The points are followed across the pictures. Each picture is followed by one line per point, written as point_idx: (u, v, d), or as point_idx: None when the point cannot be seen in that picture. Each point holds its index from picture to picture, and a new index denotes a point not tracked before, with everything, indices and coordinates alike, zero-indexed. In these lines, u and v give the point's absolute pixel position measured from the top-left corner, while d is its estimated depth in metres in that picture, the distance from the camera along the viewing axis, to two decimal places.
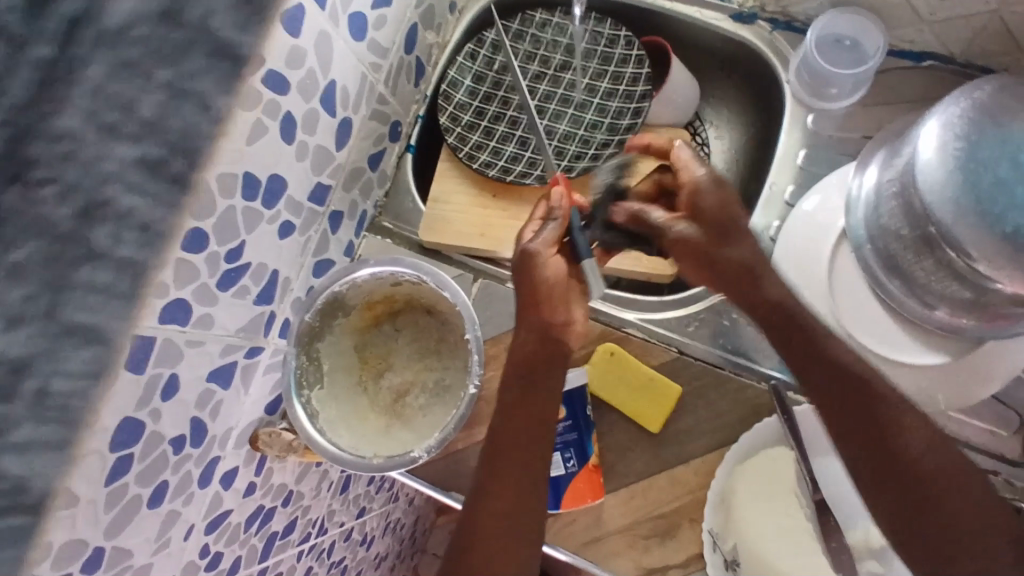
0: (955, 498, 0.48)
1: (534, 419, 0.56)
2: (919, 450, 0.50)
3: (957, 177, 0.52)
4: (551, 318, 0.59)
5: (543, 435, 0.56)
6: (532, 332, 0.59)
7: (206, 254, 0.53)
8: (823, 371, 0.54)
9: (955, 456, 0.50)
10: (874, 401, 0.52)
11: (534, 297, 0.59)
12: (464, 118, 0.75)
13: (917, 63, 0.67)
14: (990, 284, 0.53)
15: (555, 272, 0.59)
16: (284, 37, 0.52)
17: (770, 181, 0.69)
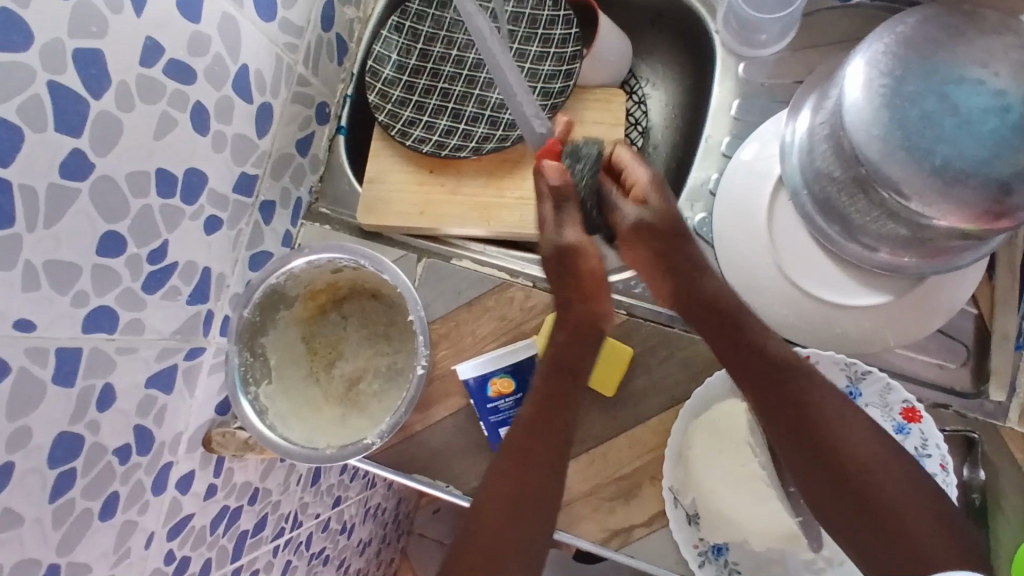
0: (855, 449, 0.52)
1: (544, 477, 0.57)
2: (822, 416, 0.54)
3: (885, 116, 0.52)
4: (598, 312, 0.60)
5: (561, 440, 0.58)
6: (567, 330, 0.60)
7: (125, 257, 0.51)
8: (744, 360, 0.56)
9: (856, 416, 0.54)
10: (786, 379, 0.55)
11: (587, 283, 0.60)
12: (394, 94, 0.73)
13: (844, 3, 0.66)
14: (925, 220, 0.52)
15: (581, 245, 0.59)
16: (181, 24, 0.50)
17: (706, 135, 0.69)
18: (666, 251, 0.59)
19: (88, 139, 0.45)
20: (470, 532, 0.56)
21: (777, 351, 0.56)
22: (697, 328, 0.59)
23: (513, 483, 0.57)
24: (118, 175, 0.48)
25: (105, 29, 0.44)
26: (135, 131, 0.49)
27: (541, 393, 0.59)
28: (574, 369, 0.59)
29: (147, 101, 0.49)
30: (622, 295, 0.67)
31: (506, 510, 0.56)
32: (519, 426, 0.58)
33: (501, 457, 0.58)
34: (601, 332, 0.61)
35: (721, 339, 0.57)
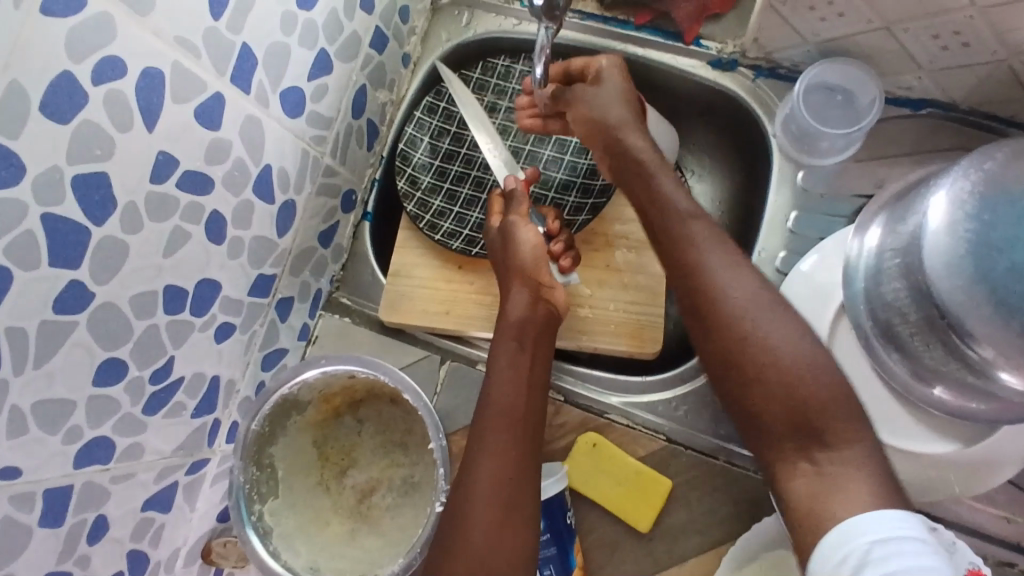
0: (847, 459, 0.45)
1: (523, 500, 0.49)
2: (795, 376, 0.47)
3: (968, 266, 0.47)
4: (538, 284, 0.58)
5: (528, 413, 0.53)
6: (525, 303, 0.57)
7: (125, 382, 0.47)
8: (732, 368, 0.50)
9: (850, 407, 0.47)
10: (745, 357, 0.49)
11: (515, 270, 0.59)
12: (424, 180, 0.69)
13: (915, 111, 0.60)
14: (995, 374, 0.48)
15: (532, 238, 0.59)
16: (199, 134, 0.46)
17: (759, 247, 0.63)
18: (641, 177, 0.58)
19: (87, 268, 0.41)
20: (445, 547, 0.47)
21: (763, 341, 0.48)
22: (700, 341, 0.52)
23: (494, 517, 0.48)
24: (121, 300, 0.45)
25: (110, 151, 0.41)
26: (143, 252, 0.45)
27: (502, 412, 0.52)
28: (531, 373, 0.54)
29: (157, 219, 0.45)
30: (662, 418, 0.62)
31: (484, 555, 0.46)
32: (489, 453, 0.50)
33: (475, 487, 0.49)
34: (554, 313, 0.58)
35: (718, 339, 0.50)
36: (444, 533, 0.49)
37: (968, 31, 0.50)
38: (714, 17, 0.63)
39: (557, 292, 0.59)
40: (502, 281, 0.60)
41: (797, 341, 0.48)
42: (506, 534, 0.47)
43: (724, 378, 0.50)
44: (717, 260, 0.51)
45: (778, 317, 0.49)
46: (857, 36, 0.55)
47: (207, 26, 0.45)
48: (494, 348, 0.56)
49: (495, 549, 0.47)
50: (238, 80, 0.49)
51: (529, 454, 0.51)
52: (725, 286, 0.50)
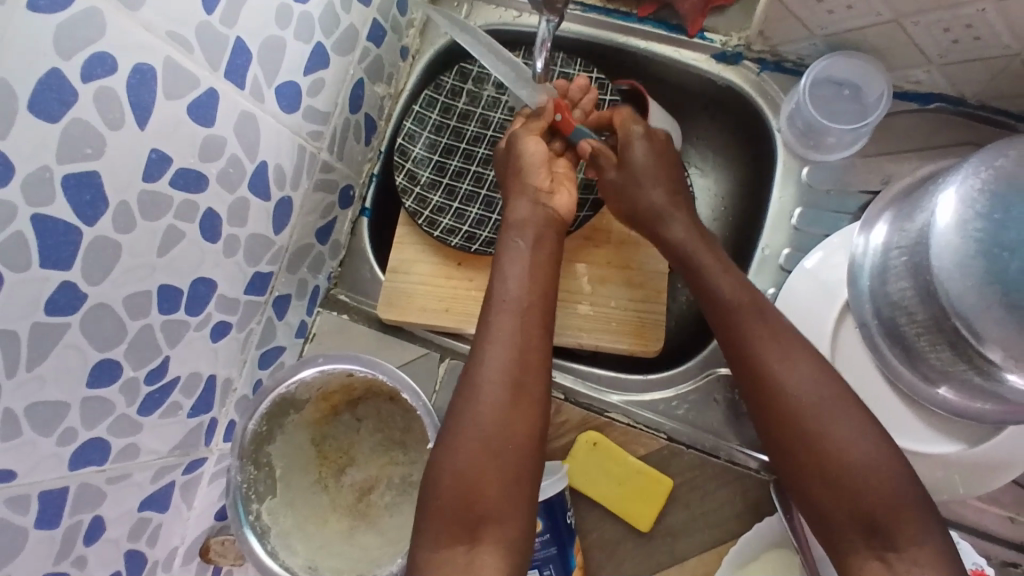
0: (917, 562, 0.44)
1: (533, 384, 0.50)
2: (869, 480, 0.46)
3: (978, 265, 0.47)
4: (538, 190, 0.58)
5: (539, 323, 0.52)
6: (529, 205, 0.57)
7: (120, 383, 0.46)
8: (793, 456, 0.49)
9: (924, 511, 0.45)
10: (806, 445, 0.48)
11: (515, 175, 0.59)
12: (423, 176, 0.68)
13: (923, 106, 0.60)
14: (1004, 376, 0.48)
15: (536, 150, 0.59)
16: (192, 130, 0.46)
17: (762, 244, 0.62)
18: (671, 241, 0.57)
19: (79, 269, 0.41)
20: (436, 464, 0.48)
21: (836, 445, 0.47)
22: (765, 434, 0.51)
23: (503, 393, 0.49)
24: (115, 300, 0.44)
25: (100, 149, 0.40)
26: (136, 251, 0.44)
27: (512, 299, 0.52)
28: (537, 263, 0.55)
29: (151, 217, 0.45)
30: (663, 416, 0.61)
31: (491, 426, 0.48)
32: (499, 337, 0.51)
33: (483, 366, 0.50)
34: (559, 215, 0.58)
35: (783, 437, 0.49)
36: (453, 406, 0.50)
37: (981, 25, 0.48)
38: (720, 8, 0.62)
39: (560, 198, 0.59)
40: (504, 187, 0.60)
41: (869, 441, 0.47)
42: (495, 454, 0.47)
43: (793, 474, 0.49)
44: (776, 347, 0.50)
45: (848, 414, 0.48)
46: (865, 29, 0.54)
47: (200, 20, 0.44)
48: (499, 242, 0.56)
49: (502, 424, 0.48)
50: (233, 75, 0.48)
51: (541, 341, 0.52)
52: (790, 374, 0.49)
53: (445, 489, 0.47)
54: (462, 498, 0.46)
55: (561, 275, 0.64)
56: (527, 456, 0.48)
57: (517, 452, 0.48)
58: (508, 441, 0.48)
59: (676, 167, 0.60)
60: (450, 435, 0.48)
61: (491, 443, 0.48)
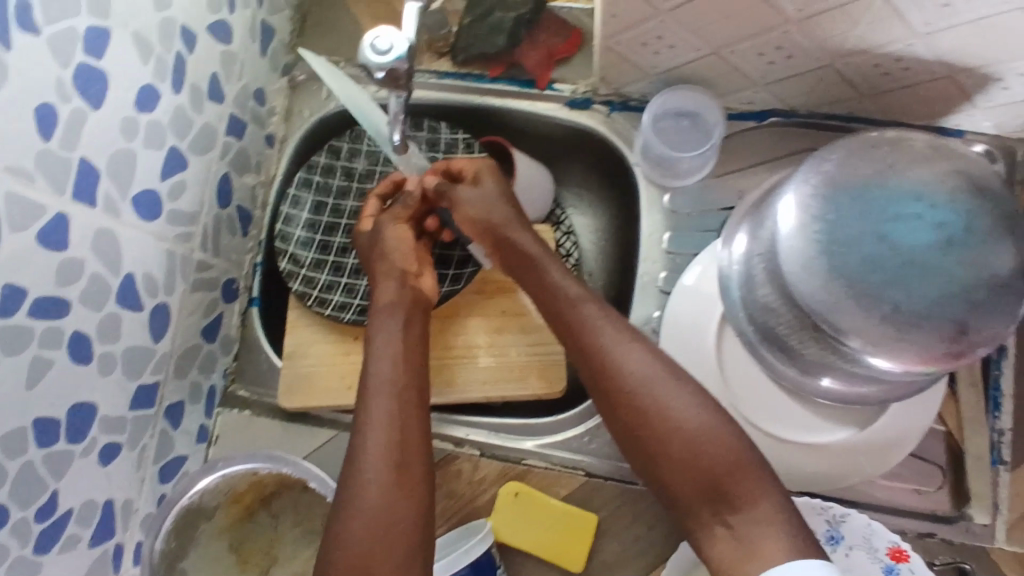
0: (754, 517, 0.46)
1: (415, 462, 0.49)
2: (700, 443, 0.49)
3: (824, 263, 0.50)
4: (402, 269, 0.60)
5: (418, 388, 0.52)
6: (395, 286, 0.58)
7: (9, 526, 0.44)
8: (646, 443, 0.50)
9: (757, 468, 0.48)
10: (662, 427, 0.50)
11: (373, 261, 0.61)
12: (306, 257, 0.68)
13: (759, 122, 0.65)
14: (872, 362, 0.51)
15: (399, 236, 0.61)
16: (45, 257, 0.45)
17: (640, 271, 0.65)
18: (531, 272, 0.59)
19: None
20: (337, 536, 0.46)
21: (665, 415, 0.50)
22: (609, 417, 0.53)
23: (388, 476, 0.47)
24: None
25: None
26: (1, 390, 0.43)
27: (388, 379, 0.52)
28: (410, 343, 0.55)
29: (13, 351, 0.43)
30: (578, 453, 0.62)
31: (378, 512, 0.46)
32: (376, 419, 0.49)
33: (368, 444, 0.48)
34: (423, 295, 0.59)
35: (627, 419, 0.51)
36: (337, 499, 0.48)
37: (789, 45, 0.54)
38: (564, 60, 0.68)
39: (426, 280, 0.61)
40: (370, 272, 0.61)
41: (697, 409, 0.50)
42: (385, 526, 0.46)
43: (635, 453, 0.51)
44: (612, 336, 0.53)
45: (685, 392, 0.50)
46: (691, 64, 0.59)
47: (38, 148, 0.44)
48: (371, 324, 0.56)
49: (393, 509, 0.46)
50: (83, 195, 0.47)
51: (419, 415, 0.51)
52: (631, 357, 0.52)
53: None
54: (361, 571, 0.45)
55: (457, 333, 0.65)
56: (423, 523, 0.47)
57: (407, 536, 0.46)
58: (399, 524, 0.46)
59: (512, 194, 0.63)
60: (348, 510, 0.46)
61: (383, 529, 0.46)
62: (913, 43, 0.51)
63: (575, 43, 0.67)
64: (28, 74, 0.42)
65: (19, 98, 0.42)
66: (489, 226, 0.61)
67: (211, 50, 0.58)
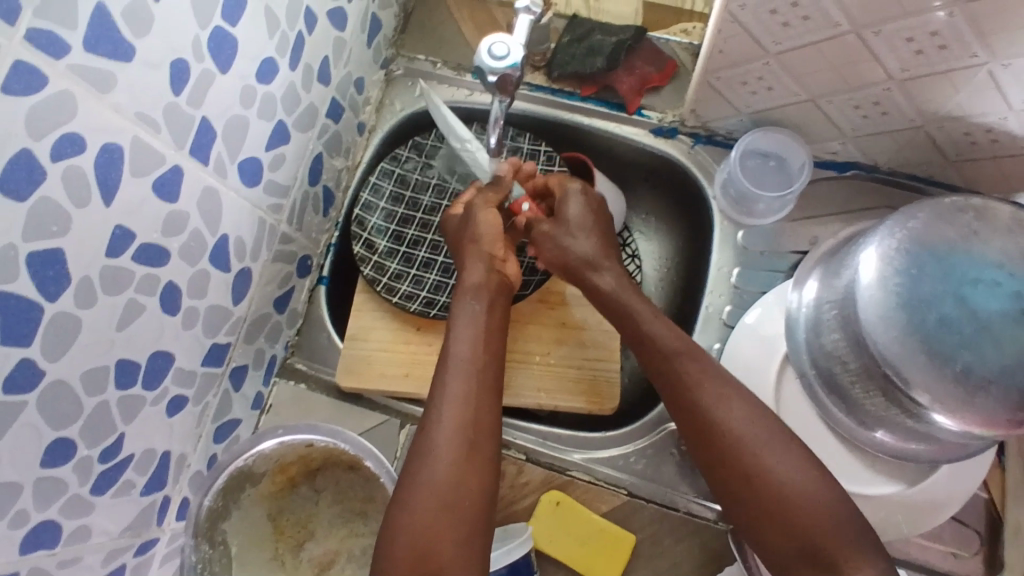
0: None
1: (484, 440, 0.51)
2: (800, 502, 0.48)
3: (900, 316, 0.51)
4: (492, 256, 0.61)
5: (494, 378, 0.54)
6: (482, 271, 0.60)
7: (74, 462, 0.46)
8: (741, 498, 0.50)
9: (865, 537, 0.47)
10: (758, 484, 0.50)
11: (463, 244, 0.62)
12: (380, 245, 0.70)
13: (840, 173, 0.66)
14: (934, 419, 0.51)
15: (494, 223, 0.61)
16: (157, 207, 0.47)
17: (705, 302, 0.66)
18: (622, 317, 0.59)
19: (39, 346, 0.41)
20: (398, 517, 0.48)
21: (775, 479, 0.49)
22: (704, 467, 0.53)
23: (458, 451, 0.50)
24: (72, 378, 0.44)
25: (66, 226, 0.40)
26: (97, 327, 0.44)
27: (465, 360, 0.54)
28: (489, 326, 0.57)
29: (113, 292, 0.45)
30: (621, 472, 0.63)
31: (446, 483, 0.49)
32: (452, 397, 0.52)
33: (438, 423, 0.51)
34: (509, 279, 0.61)
35: (722, 471, 0.51)
36: (405, 469, 0.50)
37: (887, 102, 0.55)
38: (655, 89, 0.69)
39: (510, 266, 0.62)
40: (458, 255, 0.62)
41: (797, 471, 0.49)
42: (450, 508, 0.48)
43: (734, 510, 0.51)
44: (712, 387, 0.53)
45: (785, 449, 0.50)
46: (785, 108, 0.60)
47: (168, 102, 0.45)
48: (454, 306, 0.58)
49: (453, 485, 0.49)
50: (197, 153, 0.49)
51: (491, 398, 0.53)
52: (728, 410, 0.52)
53: (400, 546, 0.47)
54: (416, 548, 0.46)
55: (516, 338, 0.67)
56: (483, 508, 0.49)
57: (469, 512, 0.48)
58: (465, 497, 0.49)
59: (600, 221, 0.63)
60: (409, 488, 0.49)
61: (448, 502, 0.48)
62: (1009, 117, 0.51)
63: (667, 75, 0.69)
64: (170, 30, 0.44)
65: (159, 53, 0.44)
66: (574, 261, 0.62)
67: (326, 34, 0.60)
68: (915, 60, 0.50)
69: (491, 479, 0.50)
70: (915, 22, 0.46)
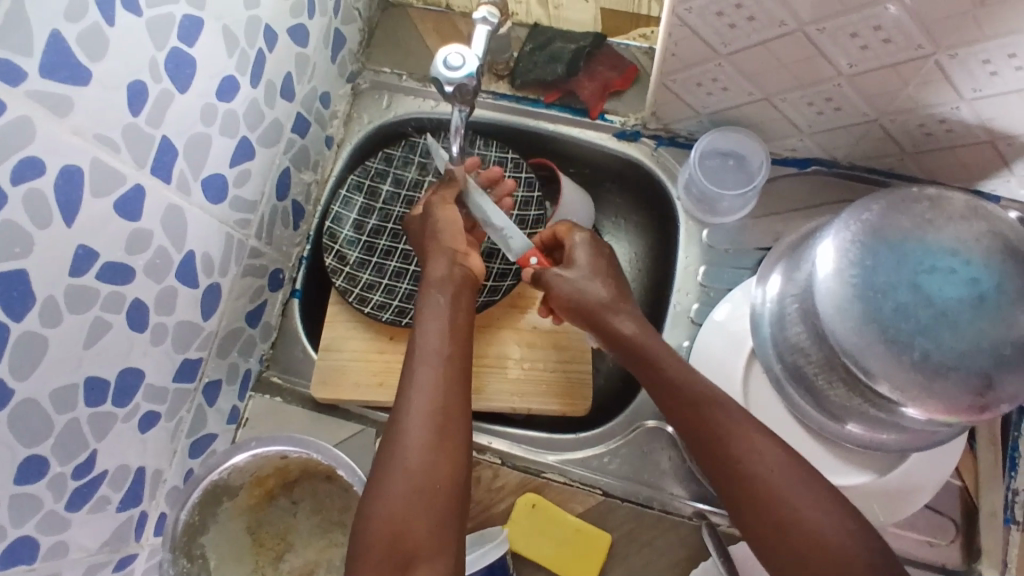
0: None
1: (455, 430, 0.52)
2: (827, 546, 0.48)
3: (858, 306, 0.52)
4: (455, 251, 0.61)
5: (462, 365, 0.55)
6: (446, 265, 0.60)
7: (46, 480, 0.46)
8: (765, 538, 0.50)
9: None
10: (787, 528, 0.49)
11: (423, 242, 0.62)
12: (352, 256, 0.71)
13: (802, 169, 0.67)
14: (901, 408, 0.52)
15: (452, 218, 0.62)
16: (121, 225, 0.48)
17: (673, 301, 0.67)
18: (641, 363, 0.57)
19: (6, 365, 0.41)
20: (371, 505, 0.49)
21: (796, 513, 0.49)
22: (731, 509, 0.52)
23: (428, 440, 0.51)
24: (41, 396, 0.44)
25: (29, 246, 0.41)
26: (64, 345, 0.45)
27: (431, 351, 0.55)
28: (455, 317, 0.57)
29: (79, 310, 0.46)
30: (598, 472, 0.63)
31: (418, 475, 0.50)
32: (420, 386, 0.53)
33: (407, 412, 0.52)
34: (473, 270, 0.62)
35: (749, 513, 0.50)
36: (377, 461, 0.51)
37: (839, 97, 0.56)
38: (617, 93, 0.70)
39: (473, 259, 0.62)
40: (420, 252, 0.63)
41: (825, 514, 0.49)
42: (422, 495, 0.49)
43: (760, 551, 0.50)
44: (742, 428, 0.52)
45: (814, 494, 0.49)
46: (741, 107, 0.61)
47: (128, 121, 0.46)
48: (420, 300, 0.59)
49: (424, 472, 0.50)
50: (160, 171, 0.50)
51: (460, 387, 0.54)
52: (758, 450, 0.51)
53: (373, 537, 0.48)
54: (391, 536, 0.48)
55: (488, 343, 0.67)
56: (455, 492, 0.50)
57: (440, 495, 0.50)
58: (436, 487, 0.50)
59: (612, 272, 0.61)
60: (381, 475, 0.50)
61: (419, 493, 0.49)
62: (961, 107, 0.53)
63: (629, 79, 0.70)
64: (127, 51, 0.45)
65: (117, 75, 0.45)
66: (586, 310, 0.58)
67: (288, 50, 0.62)
68: (862, 54, 0.51)
69: (461, 463, 0.51)
70: (859, 17, 0.47)
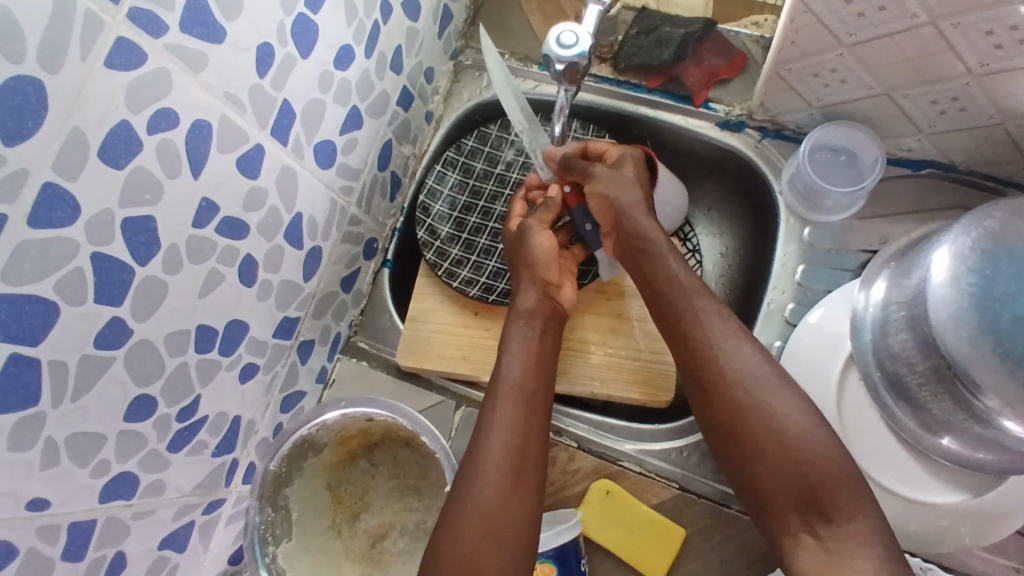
0: (850, 536, 0.47)
1: (532, 468, 0.52)
2: (805, 456, 0.50)
3: (973, 316, 0.49)
4: (547, 279, 0.62)
5: (544, 409, 0.56)
6: (536, 295, 0.61)
7: (153, 419, 0.49)
8: (746, 452, 0.52)
9: (859, 489, 0.49)
10: (770, 444, 0.51)
11: (518, 267, 0.63)
12: (443, 231, 0.72)
13: (915, 171, 0.64)
14: (1000, 421, 0.49)
15: (548, 247, 0.63)
16: (239, 182, 0.50)
17: (766, 299, 0.65)
18: (644, 253, 0.59)
19: (128, 307, 0.44)
20: (446, 535, 0.49)
21: (761, 406, 0.52)
22: (713, 424, 0.54)
23: (506, 475, 0.51)
24: (156, 338, 0.47)
25: (157, 196, 0.43)
26: (180, 293, 0.48)
27: (514, 385, 0.56)
28: (540, 351, 0.58)
29: (196, 260, 0.48)
30: (675, 465, 0.63)
31: (491, 505, 0.50)
32: (500, 420, 0.54)
33: (487, 446, 0.52)
34: (562, 305, 0.62)
35: (733, 426, 0.53)
36: (454, 492, 0.51)
37: (965, 97, 0.53)
38: (724, 81, 0.69)
39: (565, 291, 0.63)
40: (515, 277, 0.63)
41: (805, 425, 0.51)
42: (497, 532, 0.49)
43: (733, 458, 0.53)
44: (743, 355, 0.53)
45: (791, 406, 0.51)
46: (860, 101, 0.59)
47: (253, 83, 0.48)
48: (506, 329, 0.60)
49: (501, 507, 0.50)
50: (277, 133, 0.52)
51: (538, 421, 0.55)
52: (751, 375, 0.53)
53: (446, 562, 0.47)
54: (462, 564, 0.47)
55: (573, 327, 0.67)
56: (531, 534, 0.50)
57: (515, 531, 0.49)
58: (509, 522, 0.49)
59: (647, 179, 0.63)
60: (457, 505, 0.50)
61: (493, 525, 0.49)
62: None
63: (736, 67, 0.68)
64: (258, 14, 0.47)
65: (246, 37, 0.46)
66: (619, 209, 0.60)
67: (400, 23, 0.63)
68: (995, 53, 0.48)
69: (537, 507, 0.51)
70: (996, 13, 0.44)
